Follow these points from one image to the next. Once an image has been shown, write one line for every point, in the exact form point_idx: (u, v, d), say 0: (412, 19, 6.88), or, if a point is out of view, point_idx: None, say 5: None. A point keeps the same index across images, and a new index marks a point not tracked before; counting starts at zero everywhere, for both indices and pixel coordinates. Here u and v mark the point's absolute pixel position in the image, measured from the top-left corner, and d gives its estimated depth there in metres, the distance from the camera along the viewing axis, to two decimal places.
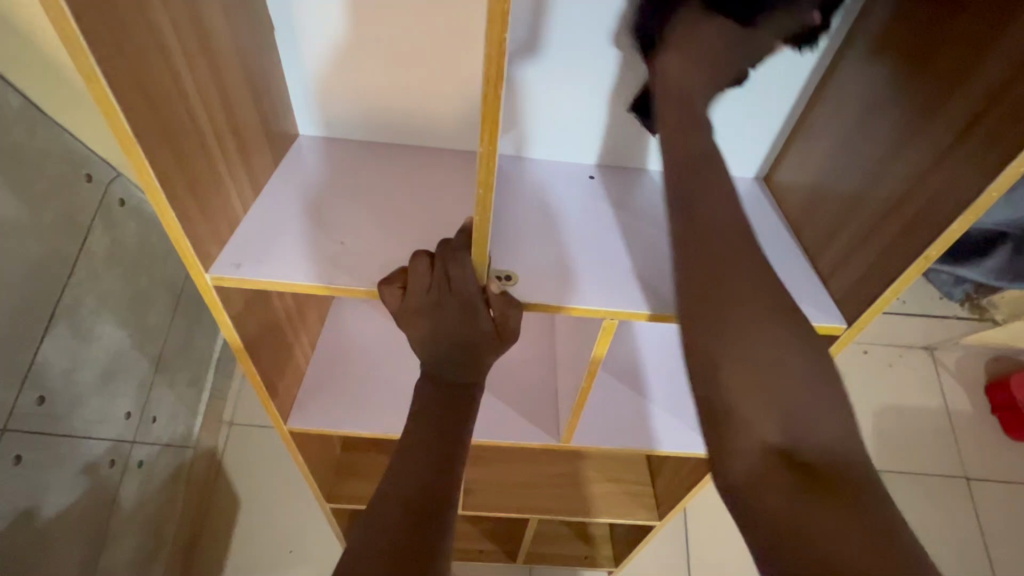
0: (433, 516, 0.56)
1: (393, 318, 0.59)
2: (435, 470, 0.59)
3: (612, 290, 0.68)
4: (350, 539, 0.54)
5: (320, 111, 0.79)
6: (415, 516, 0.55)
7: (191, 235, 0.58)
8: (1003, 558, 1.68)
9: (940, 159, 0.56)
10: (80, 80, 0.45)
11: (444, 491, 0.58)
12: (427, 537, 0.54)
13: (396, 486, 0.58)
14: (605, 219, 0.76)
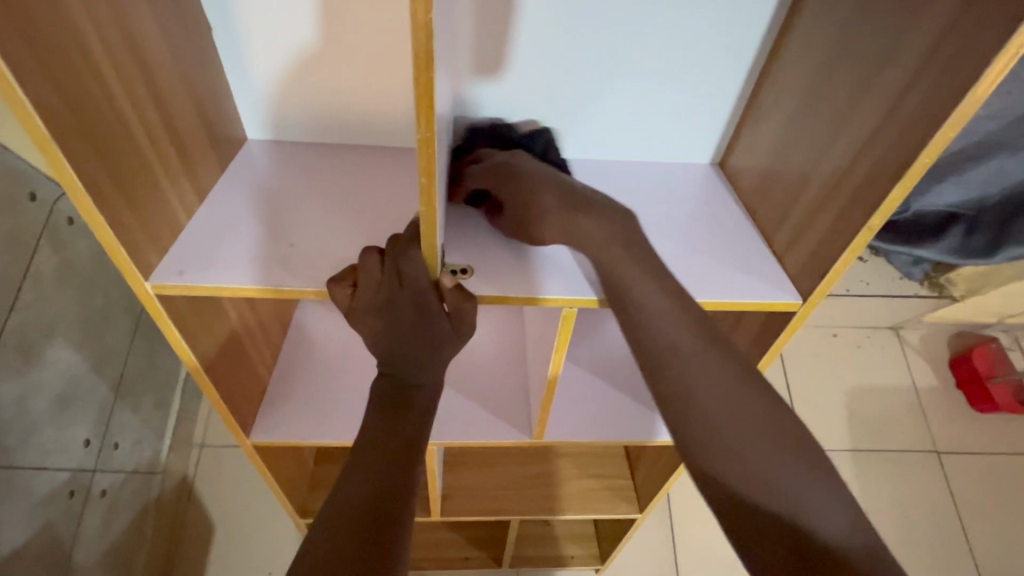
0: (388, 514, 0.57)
1: (345, 316, 0.59)
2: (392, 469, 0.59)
3: (573, 279, 0.67)
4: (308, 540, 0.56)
5: (266, 112, 0.76)
6: (370, 515, 0.56)
7: (128, 244, 0.56)
8: (975, 527, 1.73)
9: (876, 130, 0.56)
10: None
11: (400, 491, 0.59)
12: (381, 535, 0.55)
13: (352, 488, 0.58)
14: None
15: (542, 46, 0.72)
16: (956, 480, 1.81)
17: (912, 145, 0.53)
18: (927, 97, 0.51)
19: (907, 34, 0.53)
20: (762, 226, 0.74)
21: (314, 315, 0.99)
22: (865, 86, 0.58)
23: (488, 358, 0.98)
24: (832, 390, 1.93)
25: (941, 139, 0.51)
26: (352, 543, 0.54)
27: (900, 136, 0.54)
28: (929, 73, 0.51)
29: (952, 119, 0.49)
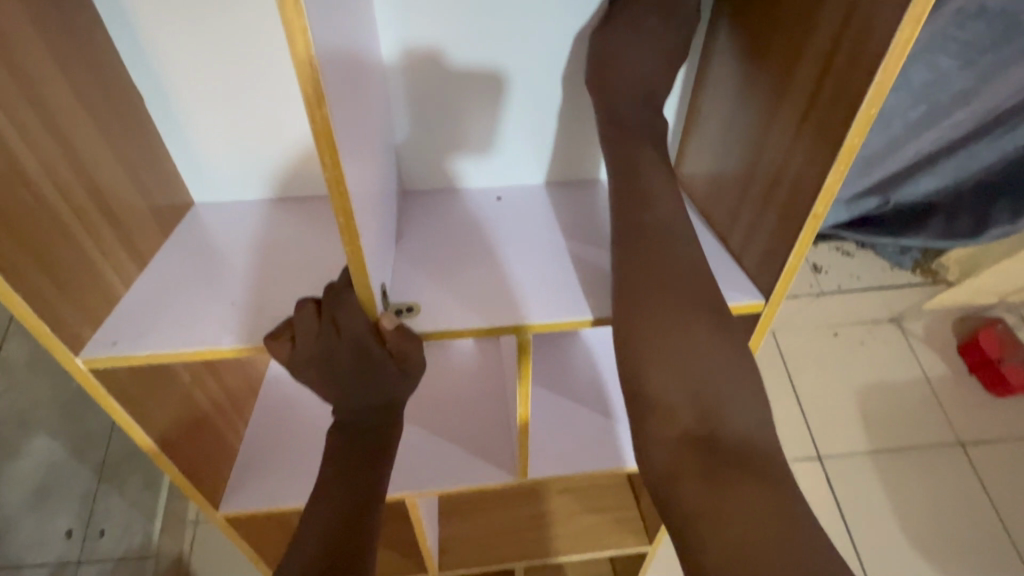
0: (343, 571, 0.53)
1: (288, 372, 0.56)
2: (350, 520, 0.56)
3: (569, 298, 0.66)
4: None
5: (210, 174, 0.76)
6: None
7: (52, 317, 0.54)
8: (1014, 520, 1.64)
9: (803, 117, 0.55)
10: None
11: (358, 542, 0.55)
12: None
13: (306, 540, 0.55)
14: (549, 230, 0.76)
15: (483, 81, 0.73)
16: (985, 472, 1.72)
17: (839, 126, 0.51)
18: (844, 76, 0.50)
19: (817, 17, 0.52)
20: (718, 228, 0.72)
21: (285, 373, 0.96)
22: (787, 75, 0.57)
23: (466, 398, 0.95)
24: (841, 391, 1.86)
25: (863, 117, 0.49)
26: None
27: (825, 119, 0.53)
28: (841, 54, 0.50)
29: (869, 98, 0.48)
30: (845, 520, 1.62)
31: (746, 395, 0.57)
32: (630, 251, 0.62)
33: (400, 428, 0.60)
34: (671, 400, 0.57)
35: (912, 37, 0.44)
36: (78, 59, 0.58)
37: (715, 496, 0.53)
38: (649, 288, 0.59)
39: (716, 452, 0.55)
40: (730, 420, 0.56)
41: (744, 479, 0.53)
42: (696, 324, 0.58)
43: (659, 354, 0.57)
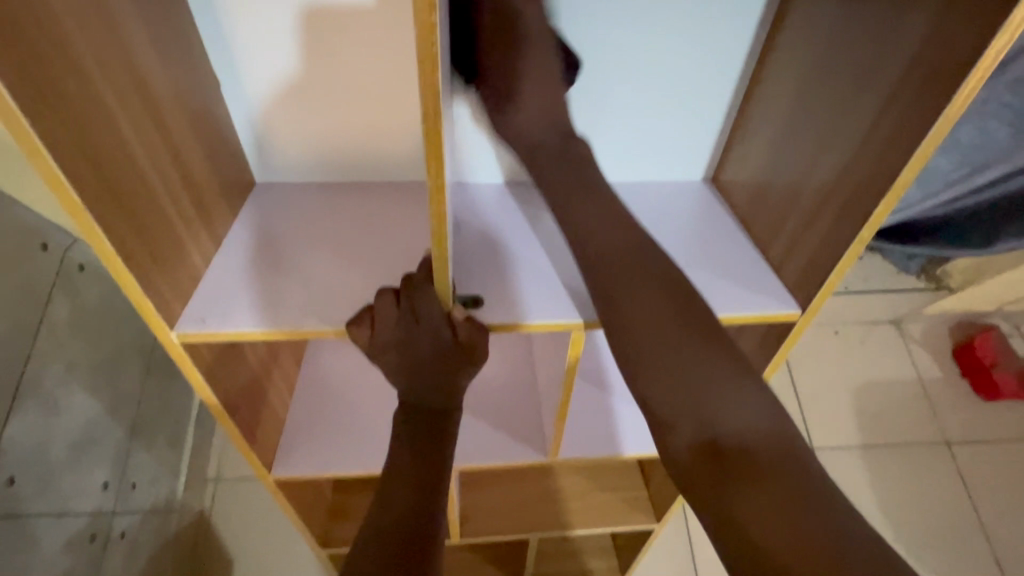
0: (423, 543, 0.58)
1: (365, 354, 0.61)
2: (422, 496, 0.61)
3: (563, 304, 0.70)
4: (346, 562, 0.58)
5: (276, 158, 0.79)
6: (400, 546, 0.58)
7: (152, 293, 0.58)
8: (989, 516, 1.75)
9: (858, 147, 0.59)
10: (27, 158, 0.46)
11: (430, 518, 0.60)
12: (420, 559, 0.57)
13: (381, 517, 0.60)
14: (548, 229, 0.80)
15: None
16: (968, 470, 1.82)
17: (896, 159, 0.55)
18: (905, 113, 0.54)
19: (884, 52, 0.55)
20: (759, 238, 0.76)
21: (326, 348, 1.01)
22: (846, 102, 0.61)
23: (500, 380, 1.00)
24: (838, 388, 1.95)
25: (921, 156, 0.54)
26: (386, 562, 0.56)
27: (882, 151, 0.57)
28: (903, 91, 0.54)
29: (927, 140, 0.53)
30: None
31: (742, 387, 0.60)
32: (612, 267, 0.65)
33: (459, 413, 0.66)
34: (667, 420, 0.61)
35: (973, 91, 0.49)
36: (171, 45, 0.61)
37: (725, 492, 0.56)
38: (637, 289, 0.64)
39: (722, 450, 0.57)
40: (728, 419, 0.58)
41: (755, 480, 0.55)
42: (675, 336, 0.62)
43: (649, 373, 0.62)
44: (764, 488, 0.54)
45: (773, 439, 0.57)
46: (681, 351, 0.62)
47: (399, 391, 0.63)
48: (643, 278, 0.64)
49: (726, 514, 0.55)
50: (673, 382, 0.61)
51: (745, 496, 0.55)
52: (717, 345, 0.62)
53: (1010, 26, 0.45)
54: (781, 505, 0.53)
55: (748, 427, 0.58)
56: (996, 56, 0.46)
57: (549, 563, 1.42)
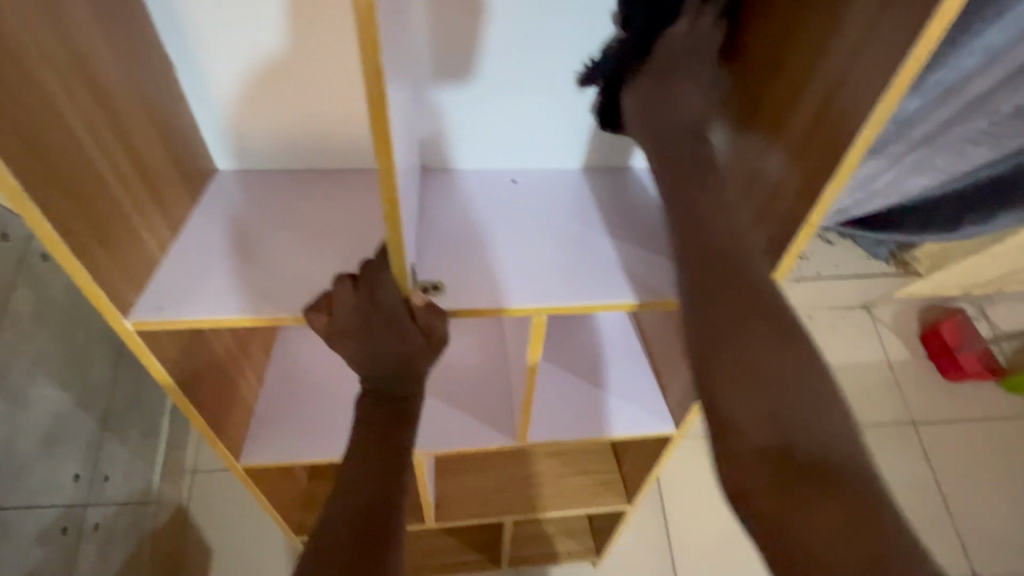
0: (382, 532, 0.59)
1: (324, 341, 0.62)
2: (382, 487, 0.61)
3: (604, 286, 0.73)
4: (303, 556, 0.58)
5: (237, 146, 0.78)
6: (359, 536, 0.58)
7: (105, 281, 0.58)
8: (951, 492, 1.82)
9: (811, 131, 0.63)
10: None
11: (390, 509, 0.60)
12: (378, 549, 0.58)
13: (340, 509, 0.60)
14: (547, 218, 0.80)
15: (522, 70, 0.77)
16: (932, 449, 1.89)
17: None
18: None
19: None
20: None
21: (296, 336, 1.01)
22: (796, 90, 0.62)
23: (471, 366, 1.01)
24: None
25: (866, 137, 0.57)
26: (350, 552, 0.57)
27: (828, 138, 0.58)
28: None
29: (870, 123, 0.56)
30: None
31: (827, 401, 0.56)
32: (696, 260, 0.63)
33: (421, 403, 0.66)
34: (737, 419, 0.57)
35: (911, 76, 0.52)
36: (121, 29, 0.60)
37: (797, 510, 0.51)
38: (719, 278, 0.62)
39: (799, 469, 0.53)
40: (807, 434, 0.55)
41: (829, 498, 0.50)
42: (754, 336, 0.60)
43: (724, 378, 0.59)
44: (837, 506, 0.50)
45: (853, 461, 0.53)
46: (761, 351, 0.59)
47: (360, 379, 0.64)
48: (733, 267, 0.62)
49: (789, 532, 0.51)
50: (750, 385, 0.58)
51: (818, 514, 0.50)
52: (797, 349, 0.59)
53: (943, 13, 0.48)
54: (855, 523, 0.49)
55: (830, 444, 0.54)
56: (931, 43, 0.50)
57: (526, 546, 1.45)
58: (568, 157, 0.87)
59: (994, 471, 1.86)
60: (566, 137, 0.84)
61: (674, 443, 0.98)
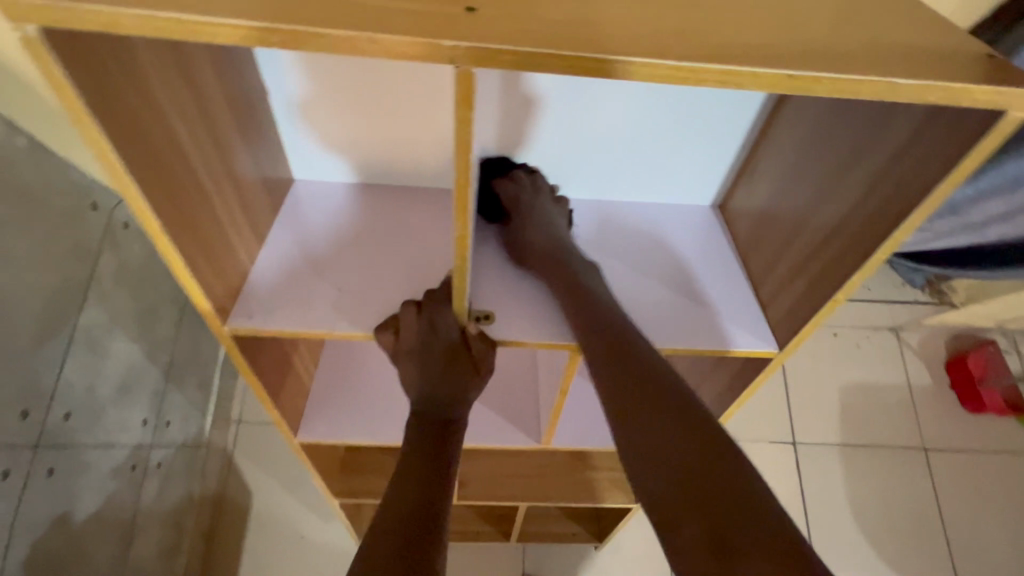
0: (430, 530, 0.67)
1: (388, 357, 0.72)
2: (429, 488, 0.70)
3: None
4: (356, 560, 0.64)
5: (314, 164, 0.86)
6: (408, 530, 0.66)
7: (210, 295, 0.67)
8: (950, 518, 1.87)
9: (847, 217, 0.64)
10: (120, 193, 0.54)
11: (437, 507, 0.69)
12: (425, 545, 0.65)
13: (389, 510, 0.68)
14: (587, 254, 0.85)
15: (575, 117, 0.80)
16: (939, 476, 1.93)
17: (874, 237, 0.60)
18: (888, 197, 0.59)
19: (876, 136, 0.60)
20: (753, 273, 0.83)
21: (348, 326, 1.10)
22: (841, 172, 0.65)
23: (505, 370, 1.09)
24: (826, 388, 2.04)
25: (892, 241, 0.59)
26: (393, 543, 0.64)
27: (865, 225, 0.62)
28: (888, 176, 0.58)
29: (901, 227, 0.57)
30: (805, 499, 1.88)
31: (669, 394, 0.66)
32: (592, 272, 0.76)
33: (463, 417, 0.77)
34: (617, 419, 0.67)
35: (946, 193, 0.53)
36: (233, 70, 0.67)
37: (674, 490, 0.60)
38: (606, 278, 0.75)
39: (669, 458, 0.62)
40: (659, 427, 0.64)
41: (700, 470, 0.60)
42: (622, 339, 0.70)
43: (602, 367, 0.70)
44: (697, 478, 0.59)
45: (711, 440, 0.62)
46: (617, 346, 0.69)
47: (410, 401, 0.75)
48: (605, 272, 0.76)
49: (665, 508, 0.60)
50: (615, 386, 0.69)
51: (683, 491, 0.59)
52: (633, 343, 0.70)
53: (979, 148, 0.49)
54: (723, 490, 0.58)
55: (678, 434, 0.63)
56: (967, 169, 0.51)
57: (537, 524, 1.58)
58: (615, 193, 0.92)
59: (999, 504, 1.90)
60: (615, 176, 0.88)
61: None
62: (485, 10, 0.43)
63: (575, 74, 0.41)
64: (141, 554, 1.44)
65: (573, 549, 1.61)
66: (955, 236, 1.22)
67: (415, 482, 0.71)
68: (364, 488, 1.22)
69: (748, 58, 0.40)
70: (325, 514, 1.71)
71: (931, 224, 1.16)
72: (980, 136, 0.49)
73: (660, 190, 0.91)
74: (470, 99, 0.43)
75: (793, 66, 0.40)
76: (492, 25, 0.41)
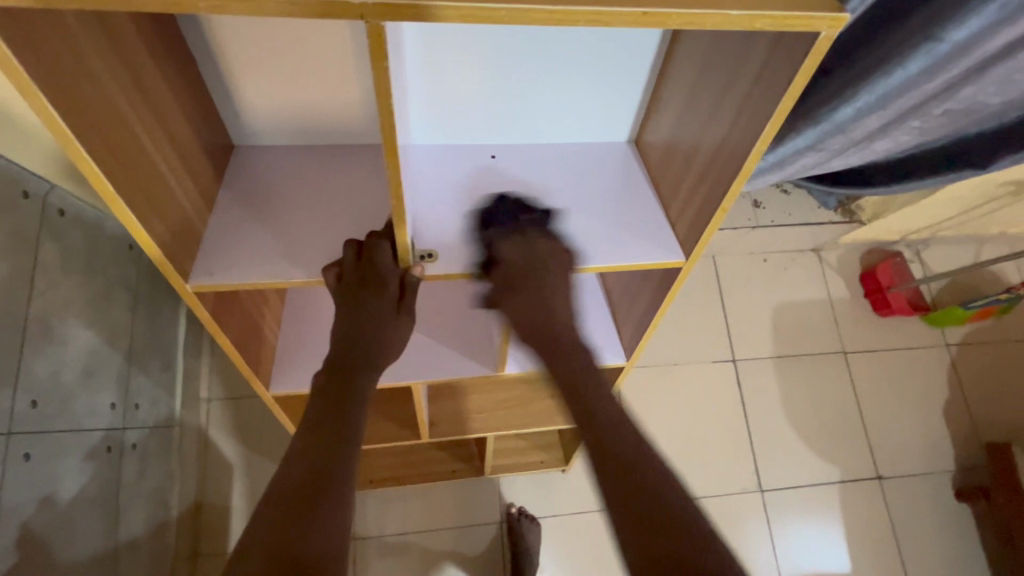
0: (324, 469, 0.76)
1: (333, 293, 0.81)
2: (330, 433, 0.79)
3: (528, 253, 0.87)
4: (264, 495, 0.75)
5: (251, 128, 0.90)
6: (308, 468, 0.76)
7: (171, 258, 0.72)
8: (867, 408, 2.15)
9: (727, 135, 0.75)
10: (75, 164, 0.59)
11: (336, 452, 0.78)
12: (319, 478, 0.75)
13: (295, 451, 0.78)
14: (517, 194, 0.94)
15: (493, 64, 0.87)
16: (857, 375, 2.19)
17: (745, 149, 0.72)
18: (753, 113, 0.69)
19: (742, 62, 0.70)
20: (664, 196, 0.94)
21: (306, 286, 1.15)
22: (720, 97, 0.76)
23: (458, 312, 1.18)
24: (759, 308, 2.24)
25: (756, 153, 0.71)
26: (294, 480, 0.75)
27: (739, 142, 0.73)
28: (751, 98, 0.69)
29: (761, 140, 0.69)
30: (744, 407, 2.11)
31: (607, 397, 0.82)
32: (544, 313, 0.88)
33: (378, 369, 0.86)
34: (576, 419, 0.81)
35: (789, 106, 0.65)
36: (160, 40, 0.70)
37: (612, 476, 0.75)
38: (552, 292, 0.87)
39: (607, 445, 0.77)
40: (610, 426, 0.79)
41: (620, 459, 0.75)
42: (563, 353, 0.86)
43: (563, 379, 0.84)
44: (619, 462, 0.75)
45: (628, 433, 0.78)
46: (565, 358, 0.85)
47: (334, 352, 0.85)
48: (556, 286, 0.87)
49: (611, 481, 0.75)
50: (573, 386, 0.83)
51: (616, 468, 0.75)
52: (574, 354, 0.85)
53: (807, 67, 0.60)
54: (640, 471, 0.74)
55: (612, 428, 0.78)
56: (802, 86, 0.62)
57: (508, 455, 1.73)
58: (540, 134, 1.00)
59: (906, 393, 2.19)
60: (538, 119, 0.96)
61: (625, 373, 1.19)
62: None
63: (464, 21, 0.48)
64: (131, 529, 1.49)
65: (542, 475, 1.78)
66: (848, 152, 1.37)
67: (325, 427, 0.80)
68: None
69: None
70: None
71: (825, 144, 1.30)
72: (806, 56, 0.60)
73: (581, 129, 1.00)
74: (383, 49, 0.50)
75: (645, 3, 0.49)
76: None
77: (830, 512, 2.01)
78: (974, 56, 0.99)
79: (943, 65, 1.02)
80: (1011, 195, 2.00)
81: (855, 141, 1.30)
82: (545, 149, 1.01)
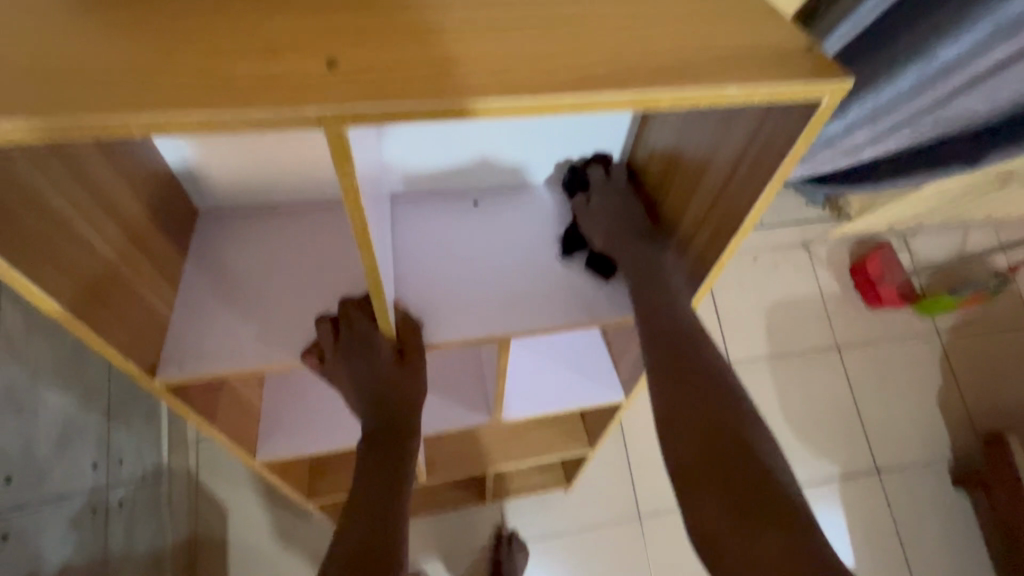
0: (382, 538, 0.75)
1: (322, 376, 0.76)
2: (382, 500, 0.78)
3: (521, 311, 0.83)
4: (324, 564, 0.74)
5: (214, 194, 0.84)
6: (367, 538, 0.75)
7: (133, 356, 0.68)
8: (863, 402, 2.15)
9: (724, 187, 0.74)
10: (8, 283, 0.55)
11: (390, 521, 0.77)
12: (379, 547, 0.74)
13: (350, 520, 0.77)
14: (504, 245, 0.90)
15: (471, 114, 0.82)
16: (852, 369, 2.19)
17: (745, 203, 0.70)
18: (752, 165, 0.68)
19: (737, 113, 0.68)
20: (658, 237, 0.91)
21: None
22: (714, 146, 0.73)
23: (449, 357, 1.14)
24: (752, 308, 2.23)
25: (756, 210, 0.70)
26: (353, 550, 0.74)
27: (737, 194, 0.71)
28: (749, 153, 0.68)
29: (760, 200, 0.68)
30: None
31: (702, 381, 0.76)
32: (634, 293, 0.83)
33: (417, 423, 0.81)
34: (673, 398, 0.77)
35: (790, 168, 0.64)
36: None
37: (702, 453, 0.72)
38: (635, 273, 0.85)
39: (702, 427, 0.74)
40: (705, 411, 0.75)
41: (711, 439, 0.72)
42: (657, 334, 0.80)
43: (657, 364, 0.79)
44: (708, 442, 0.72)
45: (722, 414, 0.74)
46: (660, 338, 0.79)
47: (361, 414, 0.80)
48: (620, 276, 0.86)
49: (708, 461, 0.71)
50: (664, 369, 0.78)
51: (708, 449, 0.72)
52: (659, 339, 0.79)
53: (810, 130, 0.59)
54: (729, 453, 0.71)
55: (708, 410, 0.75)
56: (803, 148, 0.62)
57: (509, 481, 1.70)
58: (523, 176, 0.95)
59: (901, 384, 2.19)
60: (521, 162, 0.92)
61: (625, 407, 1.16)
62: (354, 66, 0.46)
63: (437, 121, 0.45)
64: None
65: (544, 497, 1.76)
66: (837, 161, 1.35)
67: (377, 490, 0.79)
68: (335, 485, 1.27)
69: (595, 86, 0.46)
70: (304, 513, 1.75)
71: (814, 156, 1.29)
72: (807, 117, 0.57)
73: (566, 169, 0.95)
74: (346, 153, 0.48)
75: (634, 88, 0.46)
76: (363, 82, 0.44)
77: (832, 509, 2.01)
78: (964, 74, 0.97)
79: (932, 81, 1.00)
80: (997, 183, 2.00)
81: (844, 152, 1.29)
82: (530, 191, 0.97)
